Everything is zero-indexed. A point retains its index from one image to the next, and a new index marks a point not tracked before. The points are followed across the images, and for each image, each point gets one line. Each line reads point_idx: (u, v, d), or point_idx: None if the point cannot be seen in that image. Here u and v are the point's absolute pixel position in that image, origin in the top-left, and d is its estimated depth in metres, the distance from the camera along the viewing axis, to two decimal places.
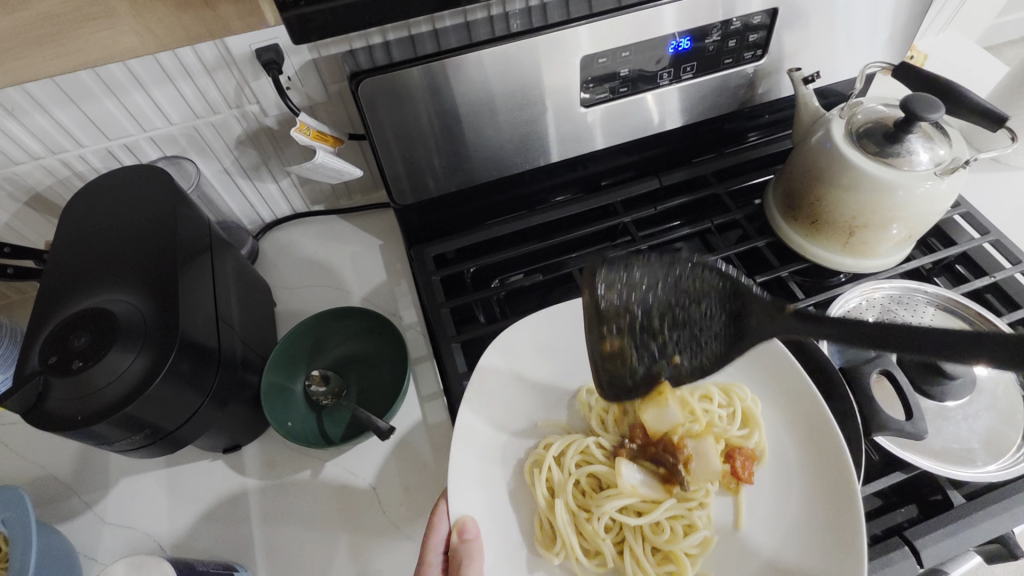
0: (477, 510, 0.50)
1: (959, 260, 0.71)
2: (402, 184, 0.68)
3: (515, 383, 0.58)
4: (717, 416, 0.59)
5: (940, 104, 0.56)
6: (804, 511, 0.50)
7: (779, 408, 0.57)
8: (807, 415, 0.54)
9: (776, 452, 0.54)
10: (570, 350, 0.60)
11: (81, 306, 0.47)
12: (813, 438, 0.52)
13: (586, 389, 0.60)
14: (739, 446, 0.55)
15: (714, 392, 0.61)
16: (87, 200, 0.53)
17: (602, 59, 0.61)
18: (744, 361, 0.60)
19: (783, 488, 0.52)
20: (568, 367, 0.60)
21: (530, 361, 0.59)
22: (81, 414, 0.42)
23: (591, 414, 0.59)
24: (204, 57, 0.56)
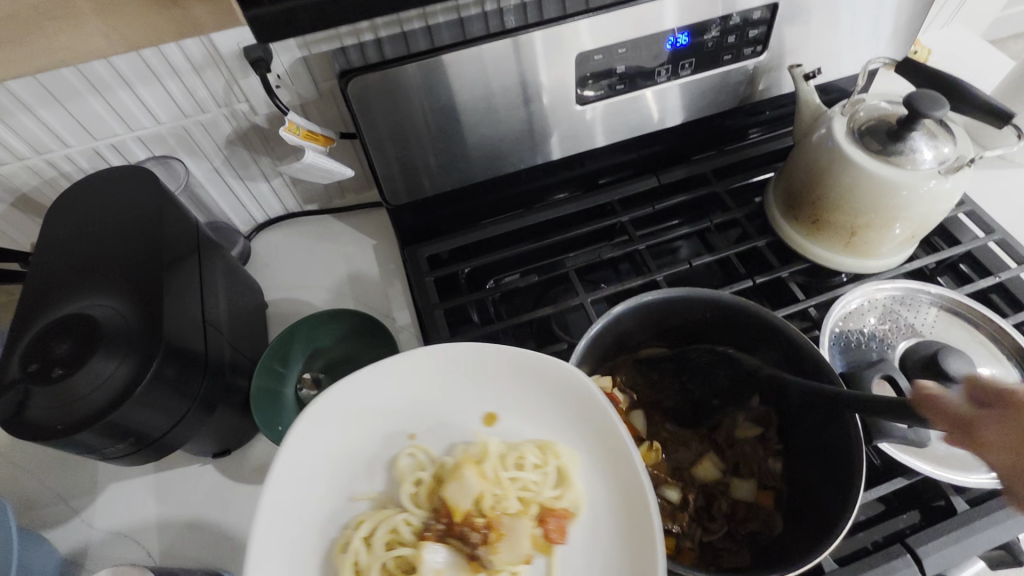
0: None
1: (963, 260, 0.69)
2: (396, 184, 0.67)
3: (348, 437, 0.46)
4: (530, 478, 0.48)
5: (945, 101, 0.54)
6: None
7: (599, 461, 0.46)
8: (622, 476, 0.44)
9: (592, 510, 0.45)
10: (384, 404, 0.47)
11: (62, 311, 0.46)
12: (630, 496, 0.43)
13: (405, 452, 0.48)
14: (550, 510, 0.47)
15: (528, 451, 0.48)
16: (69, 203, 0.52)
17: (598, 55, 0.60)
18: (564, 413, 0.48)
19: (599, 552, 0.43)
20: (388, 427, 0.47)
21: (342, 424, 0.46)
22: (61, 423, 0.41)
23: (402, 483, 0.47)
24: (192, 55, 0.55)
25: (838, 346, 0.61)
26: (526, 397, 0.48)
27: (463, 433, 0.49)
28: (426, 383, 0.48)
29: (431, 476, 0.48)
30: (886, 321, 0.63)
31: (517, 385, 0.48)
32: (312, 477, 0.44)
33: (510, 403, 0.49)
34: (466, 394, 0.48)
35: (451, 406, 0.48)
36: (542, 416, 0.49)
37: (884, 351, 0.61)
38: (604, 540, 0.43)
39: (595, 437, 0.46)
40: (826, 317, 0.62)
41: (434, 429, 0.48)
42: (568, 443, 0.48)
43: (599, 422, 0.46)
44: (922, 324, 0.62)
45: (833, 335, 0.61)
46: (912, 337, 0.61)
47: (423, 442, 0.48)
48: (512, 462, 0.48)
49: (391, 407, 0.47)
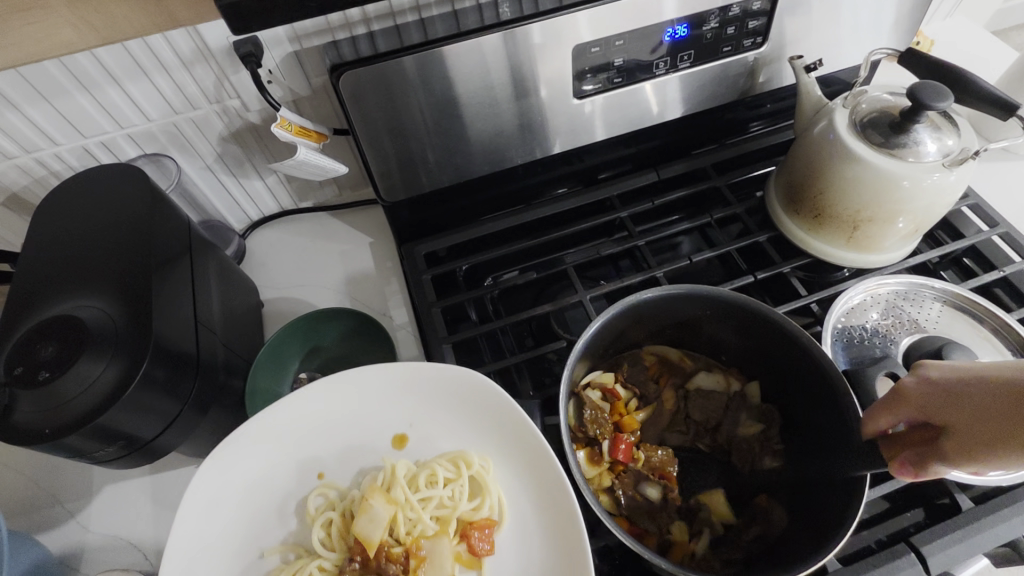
0: None
1: (967, 254, 0.68)
2: (392, 180, 0.66)
3: (258, 479, 0.50)
4: (444, 492, 0.53)
5: (949, 92, 0.53)
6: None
7: (509, 464, 0.53)
8: (536, 473, 0.51)
9: (510, 513, 0.51)
10: (289, 445, 0.51)
11: (48, 313, 0.45)
12: (549, 489, 0.50)
13: (316, 492, 0.51)
14: (472, 523, 0.51)
15: (439, 467, 0.54)
16: (55, 203, 0.51)
17: (596, 48, 0.59)
18: (475, 424, 0.54)
19: (521, 548, 0.49)
20: (295, 468, 0.51)
21: (245, 474, 0.50)
22: (49, 427, 0.40)
23: (312, 524, 0.51)
24: (181, 50, 0.54)
25: (841, 341, 0.60)
26: (428, 420, 0.54)
27: (372, 462, 0.54)
28: (327, 417, 0.52)
29: (341, 513, 0.52)
30: (888, 316, 0.62)
31: (422, 407, 0.54)
32: (215, 542, 0.47)
33: (415, 424, 0.54)
34: (369, 423, 0.53)
35: (359, 437, 0.53)
36: (450, 434, 0.54)
37: (888, 346, 0.60)
38: (524, 538, 0.49)
39: (519, 456, 0.52)
40: (829, 312, 0.62)
41: (337, 462, 0.53)
42: (477, 452, 0.53)
43: (513, 427, 0.52)
44: (926, 318, 0.61)
45: (835, 330, 0.60)
46: (915, 332, 0.60)
47: (331, 479, 0.52)
48: (424, 482, 0.54)
49: (295, 444, 0.51)
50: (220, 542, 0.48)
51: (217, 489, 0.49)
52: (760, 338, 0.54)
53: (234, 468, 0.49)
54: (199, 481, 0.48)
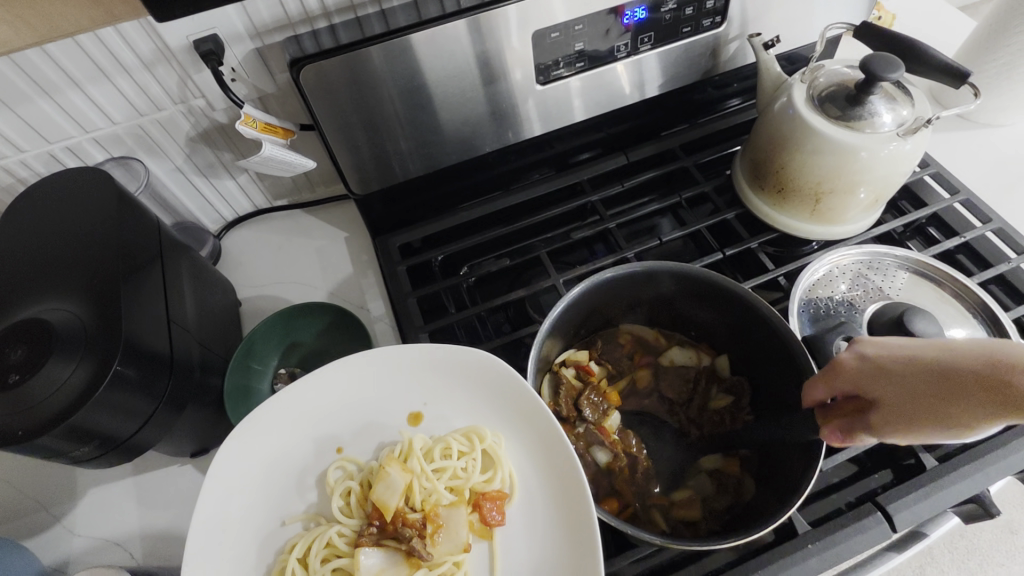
0: None
1: (930, 222, 0.70)
2: (365, 173, 0.66)
3: (276, 455, 0.50)
4: (458, 465, 0.54)
5: (899, 62, 0.54)
6: (556, 553, 0.47)
7: (524, 440, 0.53)
8: (549, 450, 0.51)
9: (521, 486, 0.51)
10: (308, 424, 0.51)
11: (18, 317, 0.45)
12: (559, 464, 0.50)
13: (335, 465, 0.52)
14: (483, 494, 0.52)
15: (454, 441, 0.54)
16: (22, 209, 0.51)
17: (555, 33, 0.59)
18: (491, 402, 0.54)
19: (531, 525, 0.49)
20: (313, 446, 0.51)
21: (267, 450, 0.50)
22: (21, 429, 0.41)
23: (332, 494, 0.51)
24: (141, 51, 0.54)
25: (808, 314, 0.61)
26: (449, 396, 0.54)
27: (389, 436, 0.54)
28: (347, 397, 0.52)
29: (360, 484, 0.52)
30: (855, 287, 0.63)
31: (440, 383, 0.54)
32: (236, 513, 0.48)
33: (431, 403, 0.54)
34: (386, 401, 0.53)
35: (378, 412, 0.53)
36: (466, 410, 0.54)
37: (854, 315, 0.61)
38: (533, 514, 0.50)
39: (527, 433, 0.52)
40: (795, 285, 0.63)
41: (355, 439, 0.53)
42: (492, 427, 0.54)
43: (526, 408, 0.52)
44: (891, 287, 0.63)
45: (802, 302, 0.62)
46: (881, 300, 0.62)
47: (350, 454, 0.53)
48: (439, 453, 0.54)
49: (313, 422, 0.51)
50: (240, 514, 0.48)
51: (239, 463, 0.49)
52: (724, 314, 0.55)
53: (257, 444, 0.49)
54: (223, 456, 0.48)
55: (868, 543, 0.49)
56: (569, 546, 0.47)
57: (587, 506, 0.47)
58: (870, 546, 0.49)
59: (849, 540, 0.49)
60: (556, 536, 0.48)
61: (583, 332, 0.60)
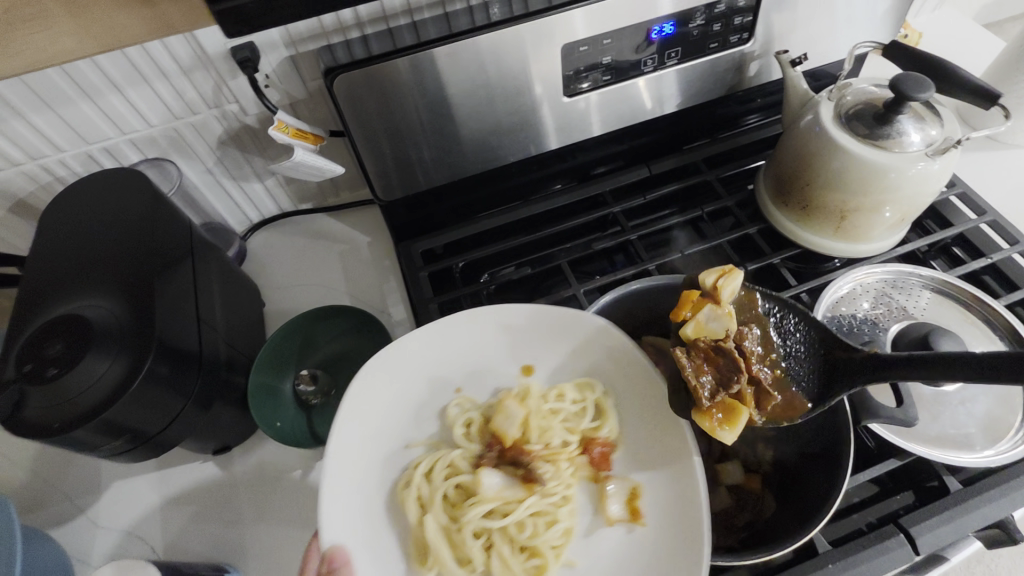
0: (355, 526, 0.47)
1: (955, 242, 0.69)
2: (389, 179, 0.67)
3: (398, 394, 0.53)
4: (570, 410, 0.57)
5: (929, 82, 0.54)
6: (658, 498, 0.49)
7: (632, 394, 0.55)
8: (652, 405, 0.53)
9: (629, 438, 0.54)
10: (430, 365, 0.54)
11: (57, 311, 0.46)
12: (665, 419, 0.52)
13: (454, 402, 0.55)
14: (593, 439, 0.55)
15: (566, 390, 0.57)
16: (59, 208, 0.52)
17: (583, 47, 0.60)
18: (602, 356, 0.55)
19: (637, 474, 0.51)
20: (435, 385, 0.55)
21: (392, 385, 0.53)
22: (57, 422, 0.42)
23: (454, 426, 0.55)
24: (180, 57, 0.56)
25: (830, 332, 0.61)
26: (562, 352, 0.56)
27: (503, 381, 0.57)
28: (465, 344, 0.55)
29: (479, 417, 0.56)
30: (879, 305, 0.63)
31: (554, 336, 0.56)
32: (367, 437, 0.51)
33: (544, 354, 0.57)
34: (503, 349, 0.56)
35: (496, 358, 0.56)
36: (578, 362, 0.57)
37: (877, 334, 0.61)
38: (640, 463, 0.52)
39: (634, 387, 0.54)
40: (818, 302, 0.63)
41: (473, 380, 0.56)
42: (603, 380, 0.56)
43: (632, 365, 0.54)
44: (915, 306, 0.62)
45: (825, 319, 0.62)
46: (904, 319, 0.61)
47: (468, 393, 0.56)
48: (554, 398, 0.57)
49: (432, 359, 0.54)
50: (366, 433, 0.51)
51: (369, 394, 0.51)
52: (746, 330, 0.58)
53: (384, 382, 0.52)
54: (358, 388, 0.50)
55: (890, 565, 0.48)
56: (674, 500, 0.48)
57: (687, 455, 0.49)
58: (891, 568, 0.49)
59: (870, 562, 0.48)
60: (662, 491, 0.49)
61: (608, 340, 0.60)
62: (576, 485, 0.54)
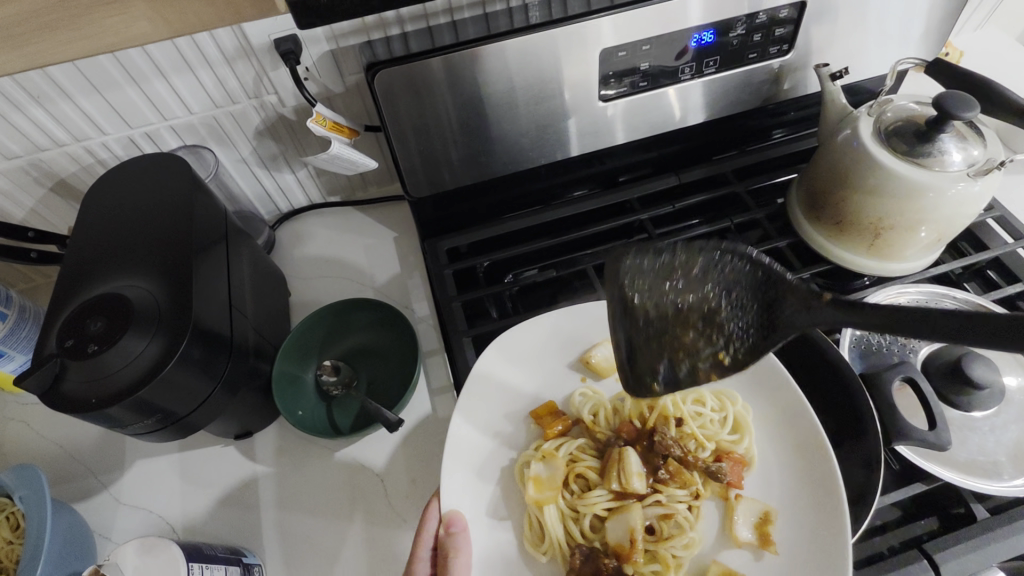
0: (467, 501, 0.51)
1: (990, 266, 0.68)
2: (418, 177, 0.67)
3: (514, 373, 0.57)
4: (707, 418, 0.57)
5: (974, 102, 0.53)
6: (791, 525, 0.48)
7: (771, 412, 0.55)
8: (785, 421, 0.53)
9: (767, 458, 0.53)
10: (565, 353, 0.59)
11: (99, 290, 0.47)
12: (801, 435, 0.51)
13: (578, 392, 0.58)
14: (727, 451, 0.55)
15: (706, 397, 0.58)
16: (105, 189, 0.54)
17: (622, 52, 0.60)
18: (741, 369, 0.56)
19: (770, 494, 0.51)
20: (563, 372, 0.59)
21: (535, 363, 0.58)
22: (95, 397, 0.43)
23: (580, 414, 0.57)
24: (224, 46, 0.57)
25: (858, 349, 0.60)
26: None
27: None
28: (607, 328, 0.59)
29: (608, 408, 0.58)
30: None
31: None
32: (492, 404, 0.56)
33: None
34: None
35: None
36: None
37: (906, 355, 0.60)
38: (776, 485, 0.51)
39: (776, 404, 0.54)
40: (847, 319, 0.62)
41: (601, 375, 0.58)
42: (744, 394, 0.58)
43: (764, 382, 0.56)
44: None
45: (853, 336, 0.61)
46: None
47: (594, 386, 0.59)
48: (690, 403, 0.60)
49: (569, 338, 0.59)
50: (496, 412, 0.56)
51: (500, 367, 0.57)
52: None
53: (509, 356, 0.57)
54: (488, 359, 0.56)
55: None
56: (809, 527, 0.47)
57: (828, 473, 0.48)
58: None
59: None
60: (797, 521, 0.48)
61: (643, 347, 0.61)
62: (705, 498, 0.54)
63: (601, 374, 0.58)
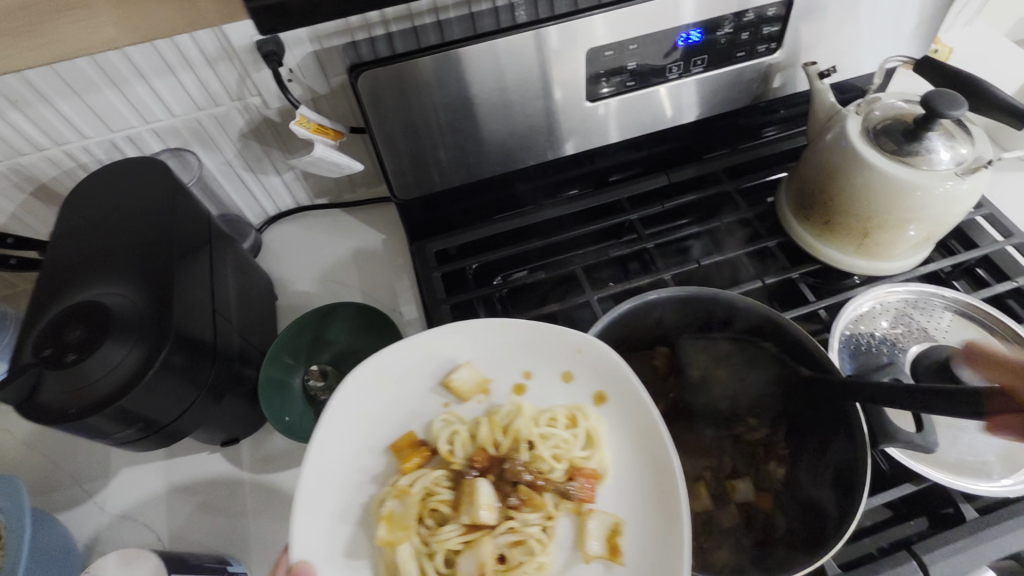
0: (323, 542, 0.45)
1: (980, 264, 0.68)
2: (407, 178, 0.67)
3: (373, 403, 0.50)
4: (564, 434, 0.53)
5: (962, 100, 0.53)
6: (639, 537, 0.46)
7: (626, 423, 0.51)
8: (643, 432, 0.50)
9: (618, 470, 0.50)
10: (424, 374, 0.52)
11: (77, 298, 0.47)
12: (654, 453, 0.48)
13: (440, 420, 0.52)
14: (580, 469, 0.51)
15: (563, 411, 0.53)
16: (82, 195, 0.53)
17: (609, 51, 0.60)
18: (596, 379, 0.52)
19: (622, 509, 0.48)
20: (422, 394, 0.52)
21: (388, 390, 0.51)
22: (74, 408, 0.42)
23: (438, 442, 0.51)
24: (206, 48, 0.56)
25: (848, 349, 0.60)
26: (559, 371, 0.53)
27: (495, 399, 0.54)
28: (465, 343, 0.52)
29: (466, 433, 0.53)
30: (899, 325, 0.62)
31: (553, 352, 0.52)
32: (342, 435, 0.49)
33: (541, 370, 0.53)
34: (496, 363, 0.53)
35: (494, 358, 0.53)
36: (576, 385, 0.53)
37: (895, 355, 0.60)
38: (627, 501, 0.49)
39: (635, 415, 0.50)
40: (837, 319, 0.62)
41: (463, 398, 0.52)
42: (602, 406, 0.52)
43: (624, 393, 0.51)
44: (936, 328, 0.61)
45: (843, 336, 0.61)
46: (925, 341, 0.61)
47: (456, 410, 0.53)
48: (546, 421, 0.54)
49: (432, 358, 0.52)
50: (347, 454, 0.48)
51: (358, 393, 0.50)
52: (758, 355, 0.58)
53: (361, 387, 0.50)
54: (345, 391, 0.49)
55: None
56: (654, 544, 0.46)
57: (672, 486, 0.46)
58: None
59: None
60: (644, 538, 0.46)
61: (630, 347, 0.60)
62: (557, 517, 0.51)
63: (461, 398, 0.51)
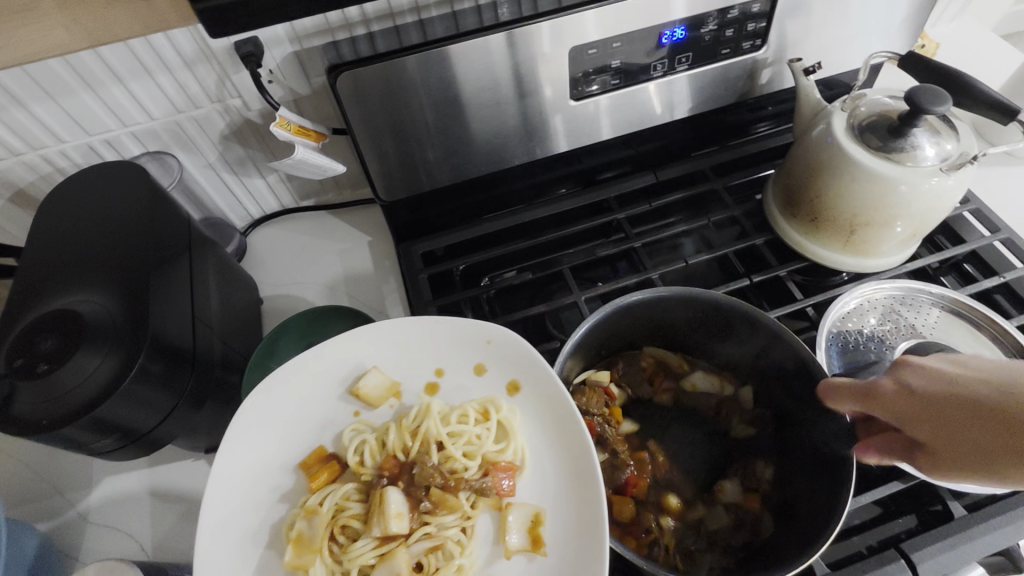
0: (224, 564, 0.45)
1: (968, 259, 0.68)
2: (393, 179, 0.66)
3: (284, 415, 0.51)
4: (474, 431, 0.54)
5: (947, 95, 0.53)
6: (559, 523, 0.47)
7: (539, 414, 0.53)
8: (558, 417, 0.52)
9: (532, 460, 0.51)
10: (331, 382, 0.53)
11: (50, 306, 0.46)
12: (572, 444, 0.50)
13: (350, 429, 0.53)
14: (495, 464, 0.52)
15: (471, 408, 0.55)
16: (56, 201, 0.52)
17: (592, 49, 0.59)
18: (502, 375, 0.55)
19: (541, 498, 0.49)
20: (332, 403, 0.53)
21: (294, 402, 0.52)
22: (47, 419, 0.41)
23: (347, 453, 0.52)
24: (183, 49, 0.55)
25: (836, 346, 0.60)
26: (472, 365, 0.56)
27: (404, 403, 0.55)
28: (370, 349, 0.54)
29: (376, 441, 0.54)
30: (886, 321, 0.61)
31: (463, 351, 0.55)
32: (246, 453, 0.49)
33: (451, 371, 0.56)
34: (404, 368, 0.55)
35: (402, 364, 0.55)
36: (485, 381, 0.55)
37: (883, 352, 0.60)
38: (545, 489, 0.50)
39: (546, 407, 0.53)
40: (824, 317, 0.61)
41: (373, 405, 0.53)
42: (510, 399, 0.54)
43: (536, 381, 0.53)
44: (923, 324, 0.61)
45: (830, 334, 0.60)
46: (913, 338, 0.60)
47: (366, 418, 0.54)
48: (456, 419, 0.55)
49: (339, 366, 0.54)
50: (257, 472, 0.49)
51: (267, 408, 0.51)
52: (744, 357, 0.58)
53: (269, 400, 0.51)
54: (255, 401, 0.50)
55: None
56: (574, 530, 0.47)
57: (590, 466, 0.49)
58: None
59: None
60: (565, 523, 0.47)
61: (606, 352, 0.60)
62: (475, 515, 0.51)
63: (371, 405, 0.52)
